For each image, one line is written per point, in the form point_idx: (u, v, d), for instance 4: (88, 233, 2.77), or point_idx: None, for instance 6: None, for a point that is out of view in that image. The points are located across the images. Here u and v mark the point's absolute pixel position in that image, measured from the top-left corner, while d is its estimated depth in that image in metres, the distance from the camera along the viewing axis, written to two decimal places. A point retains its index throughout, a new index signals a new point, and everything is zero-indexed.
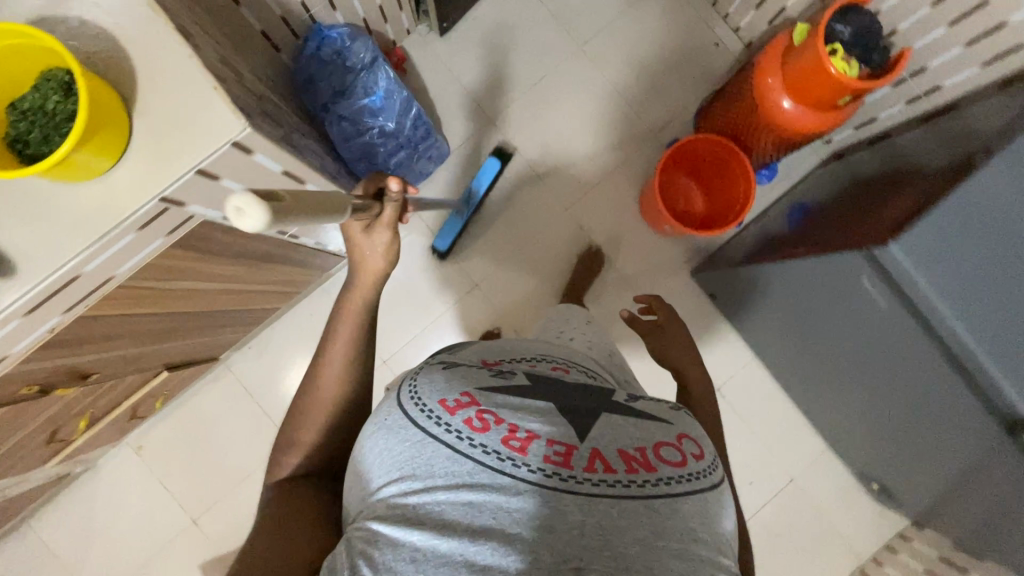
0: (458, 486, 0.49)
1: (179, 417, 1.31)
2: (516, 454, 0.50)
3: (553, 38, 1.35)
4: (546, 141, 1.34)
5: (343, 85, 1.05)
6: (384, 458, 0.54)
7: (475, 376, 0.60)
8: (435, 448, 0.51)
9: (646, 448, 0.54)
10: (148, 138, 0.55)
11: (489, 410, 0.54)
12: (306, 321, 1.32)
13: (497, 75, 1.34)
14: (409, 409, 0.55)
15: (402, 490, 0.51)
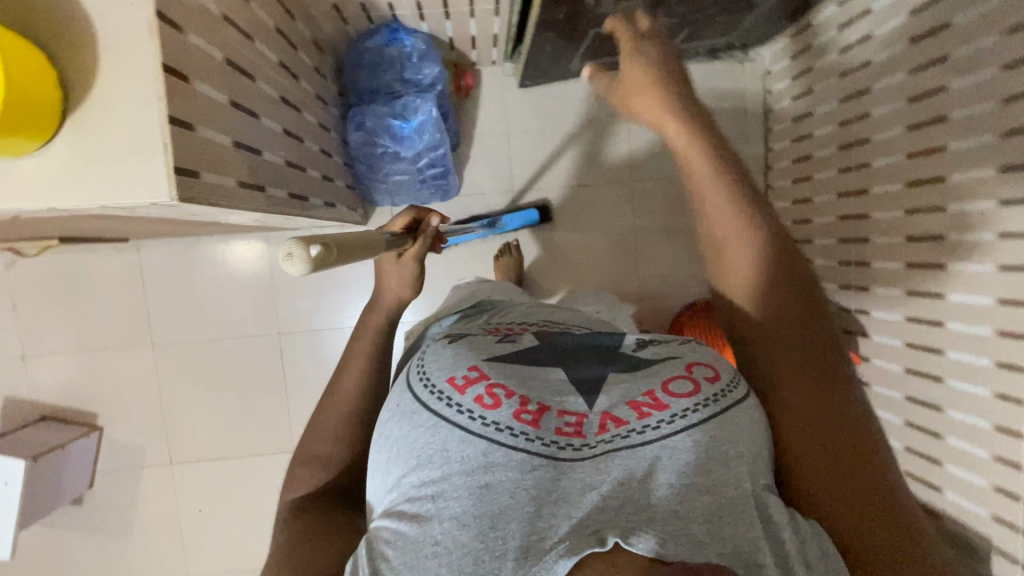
0: (475, 469, 0.45)
1: (66, 281, 1.25)
2: (530, 428, 0.46)
3: (616, 141, 1.32)
4: (554, 236, 1.33)
5: (389, 90, 1.05)
6: (396, 450, 0.49)
7: (483, 344, 0.56)
8: (448, 432, 0.47)
9: (655, 391, 0.48)
10: (70, 148, 0.49)
11: (499, 383, 0.49)
12: (251, 266, 1.29)
13: (544, 150, 1.31)
14: (417, 389, 0.51)
15: (419, 483, 0.47)
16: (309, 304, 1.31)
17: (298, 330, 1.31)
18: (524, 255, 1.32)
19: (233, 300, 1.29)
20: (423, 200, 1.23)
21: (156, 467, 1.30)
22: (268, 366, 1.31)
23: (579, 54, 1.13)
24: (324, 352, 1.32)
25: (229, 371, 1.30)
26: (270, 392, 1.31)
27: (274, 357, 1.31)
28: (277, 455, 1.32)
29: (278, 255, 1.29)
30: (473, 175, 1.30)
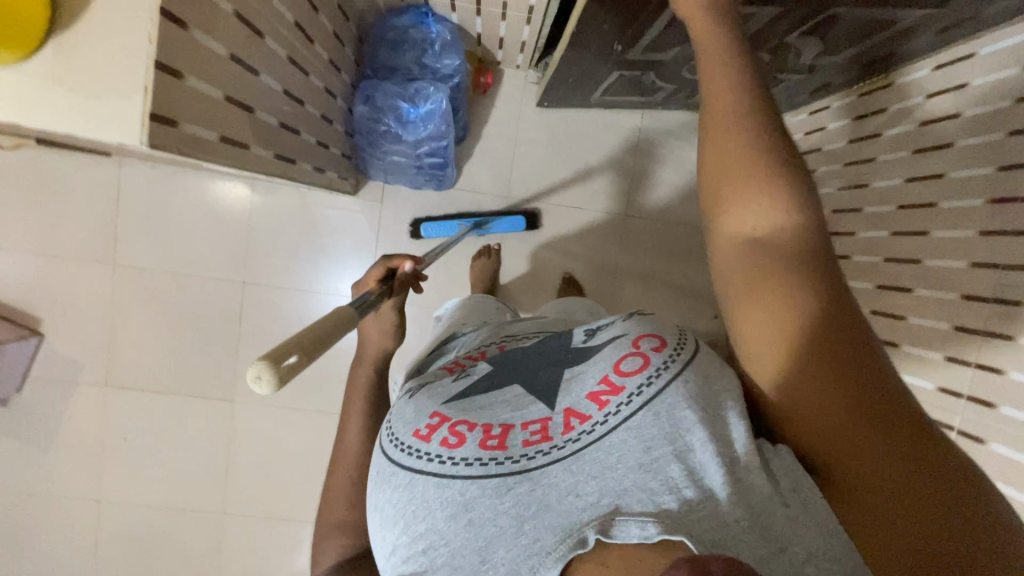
0: (455, 510, 0.42)
1: (40, 179, 1.22)
2: (495, 451, 0.44)
3: (619, 172, 1.32)
4: (539, 251, 1.33)
5: (405, 71, 1.04)
6: (383, 518, 0.47)
7: (437, 390, 0.53)
8: (425, 486, 0.45)
9: (608, 374, 0.45)
10: (45, 72, 0.47)
11: (461, 419, 0.47)
12: (231, 209, 1.27)
13: (547, 164, 1.31)
14: (384, 449, 0.50)
15: (409, 542, 0.44)
16: (279, 260, 1.29)
17: (263, 283, 1.29)
18: (505, 262, 1.33)
19: (204, 238, 1.27)
20: (417, 185, 1.23)
21: (91, 384, 1.28)
22: (224, 311, 1.29)
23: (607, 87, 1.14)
24: (284, 311, 1.31)
25: (184, 308, 1.28)
26: (220, 338, 1.30)
27: (233, 304, 1.29)
28: (213, 400, 1.31)
29: (263, 204, 1.28)
30: (473, 172, 1.29)
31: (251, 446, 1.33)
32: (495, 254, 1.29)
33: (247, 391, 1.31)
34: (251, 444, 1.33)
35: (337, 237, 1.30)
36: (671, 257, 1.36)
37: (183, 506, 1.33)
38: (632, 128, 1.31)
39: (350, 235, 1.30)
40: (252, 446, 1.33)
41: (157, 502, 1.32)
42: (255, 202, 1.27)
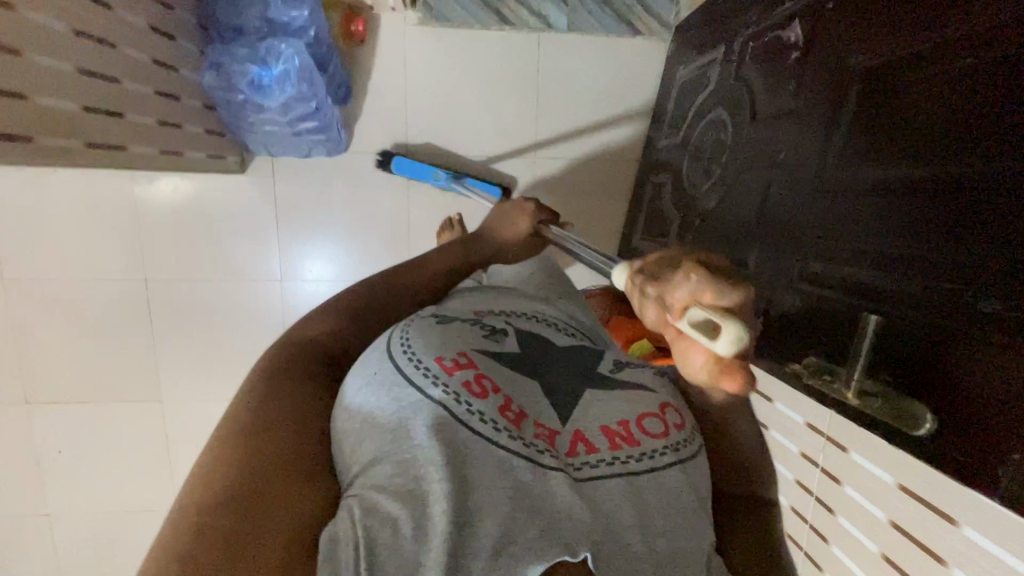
0: (457, 457, 0.42)
1: None
2: (514, 427, 0.45)
3: (524, 111, 1.24)
4: (455, 206, 1.27)
5: (253, 28, 0.96)
6: (370, 422, 0.45)
7: (467, 335, 0.52)
8: (433, 412, 0.44)
9: (631, 423, 0.48)
10: None
11: (488, 376, 0.48)
12: (115, 201, 1.20)
13: (449, 114, 1.23)
14: (401, 362, 0.47)
15: (396, 459, 0.42)
16: (181, 253, 1.23)
17: (168, 278, 1.24)
18: (419, 222, 1.27)
19: (94, 237, 1.20)
20: (305, 152, 1.15)
21: (9, 401, 1.25)
22: (133, 314, 1.25)
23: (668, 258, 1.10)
24: (198, 306, 1.26)
25: (92, 316, 1.24)
26: (138, 342, 1.26)
27: (140, 306, 1.24)
28: (143, 402, 1.28)
29: (147, 191, 1.20)
30: (366, 131, 1.21)
31: (191, 442, 1.32)
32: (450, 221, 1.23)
33: (174, 389, 1.29)
34: (188, 440, 1.32)
35: (238, 219, 1.23)
36: (595, 199, 1.30)
37: (132, 508, 1.33)
38: (532, 62, 1.22)
39: (254, 212, 1.23)
40: (190, 441, 1.32)
41: (106, 507, 1.33)
42: (138, 191, 1.20)
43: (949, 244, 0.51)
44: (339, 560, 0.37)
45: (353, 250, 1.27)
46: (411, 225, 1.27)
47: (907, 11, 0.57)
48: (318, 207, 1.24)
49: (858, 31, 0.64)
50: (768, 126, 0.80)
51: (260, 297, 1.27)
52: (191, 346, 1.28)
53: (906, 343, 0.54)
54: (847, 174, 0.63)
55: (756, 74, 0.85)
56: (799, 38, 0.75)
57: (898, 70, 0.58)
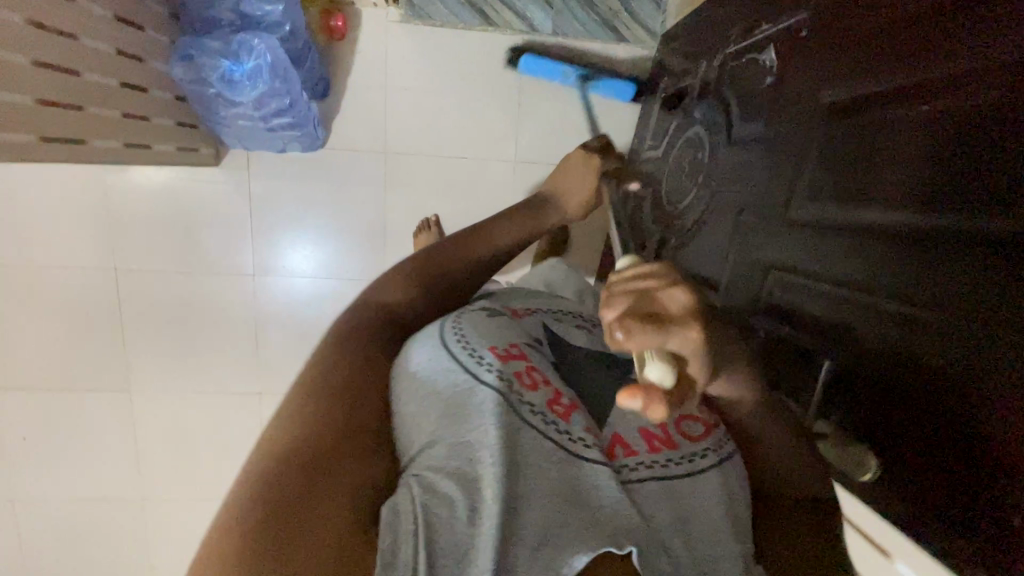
0: (512, 445, 0.42)
1: None
2: (560, 420, 0.45)
3: (506, 114, 1.23)
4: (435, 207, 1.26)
5: (226, 21, 0.94)
6: (424, 403, 0.45)
7: (517, 330, 0.54)
8: (489, 397, 0.44)
9: (667, 424, 0.48)
10: None
11: (538, 368, 0.49)
12: (86, 189, 1.18)
13: (431, 114, 1.22)
14: (454, 349, 0.48)
15: (451, 441, 0.42)
16: (152, 244, 1.22)
17: (137, 269, 1.22)
18: (397, 222, 1.26)
19: (62, 225, 1.19)
20: (280, 146, 1.13)
21: None
22: (101, 304, 1.23)
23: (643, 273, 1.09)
24: (167, 297, 1.25)
25: (58, 305, 1.22)
26: (105, 331, 1.24)
27: (109, 296, 1.23)
28: (110, 392, 1.27)
29: (118, 179, 1.18)
30: (343, 129, 1.20)
31: (158, 434, 1.31)
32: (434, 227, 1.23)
33: (142, 380, 1.28)
34: (156, 432, 1.31)
35: (211, 212, 1.22)
36: None
37: (98, 497, 1.33)
38: (515, 65, 1.20)
39: (228, 204, 1.22)
40: (158, 433, 1.31)
41: (71, 496, 1.32)
42: (110, 179, 1.18)
43: (943, 308, 0.42)
44: (400, 529, 0.37)
45: (328, 248, 1.26)
46: (387, 226, 1.26)
47: (887, 36, 0.50)
48: (293, 203, 1.23)
49: (812, 56, 0.62)
50: (739, 150, 0.80)
51: (233, 290, 1.26)
52: (160, 338, 1.26)
53: (886, 409, 0.47)
54: (825, 211, 0.54)
55: (732, 93, 0.85)
56: (773, 63, 0.75)
57: (889, 98, 0.49)
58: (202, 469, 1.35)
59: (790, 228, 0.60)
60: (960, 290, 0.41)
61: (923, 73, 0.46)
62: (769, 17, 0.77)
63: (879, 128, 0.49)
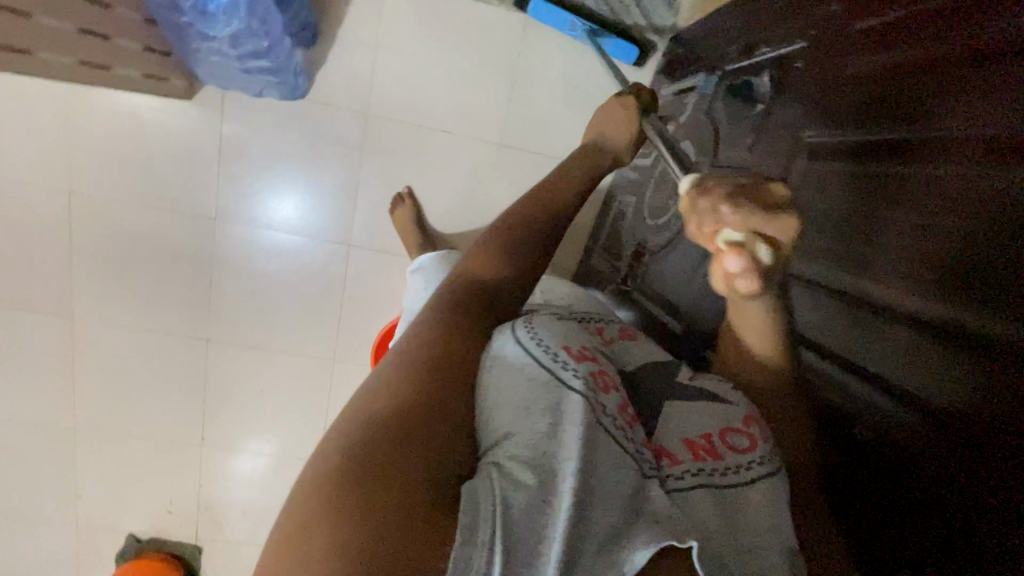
0: (589, 441, 0.43)
1: None
2: (629, 428, 0.47)
3: (499, 95, 1.19)
4: (414, 180, 1.22)
5: None
6: (501, 394, 0.46)
7: (580, 337, 0.55)
8: (565, 392, 0.46)
9: (711, 436, 0.51)
10: None
11: (604, 372, 0.50)
12: (46, 103, 1.12)
13: (422, 82, 1.17)
14: (532, 344, 0.50)
15: (530, 430, 0.43)
16: (113, 171, 1.17)
17: (94, 194, 1.17)
18: (373, 190, 1.22)
19: (16, 136, 1.13)
20: (257, 85, 1.08)
21: None
22: (51, 226, 1.18)
23: (618, 284, 1.09)
24: (122, 229, 1.20)
25: (6, 219, 1.17)
26: (51, 254, 1.20)
27: (62, 218, 1.18)
28: (52, 316, 1.23)
29: (82, 99, 1.12)
30: (329, 83, 1.15)
31: (97, 366, 1.28)
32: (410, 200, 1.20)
33: (88, 309, 1.24)
34: (95, 364, 1.28)
35: (178, 149, 1.17)
36: None
37: (27, 421, 1.30)
38: (515, 45, 1.16)
39: (195, 141, 1.17)
40: (97, 365, 1.28)
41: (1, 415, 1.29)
42: (73, 97, 1.12)
43: (960, 363, 0.43)
44: (480, 508, 0.37)
45: (294, 205, 1.22)
46: (358, 193, 1.23)
47: (918, 98, 0.50)
48: (264, 153, 1.19)
49: (826, 109, 0.61)
50: (722, 177, 0.78)
51: (192, 232, 1.22)
52: (111, 270, 1.22)
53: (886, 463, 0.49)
54: (833, 264, 0.56)
55: (723, 114, 0.82)
56: (767, 93, 0.72)
57: (915, 157, 0.49)
58: (140, 408, 1.32)
59: (800, 285, 0.61)
60: (969, 360, 0.42)
61: (952, 146, 0.46)
62: (772, 41, 0.74)
63: (902, 203, 0.50)
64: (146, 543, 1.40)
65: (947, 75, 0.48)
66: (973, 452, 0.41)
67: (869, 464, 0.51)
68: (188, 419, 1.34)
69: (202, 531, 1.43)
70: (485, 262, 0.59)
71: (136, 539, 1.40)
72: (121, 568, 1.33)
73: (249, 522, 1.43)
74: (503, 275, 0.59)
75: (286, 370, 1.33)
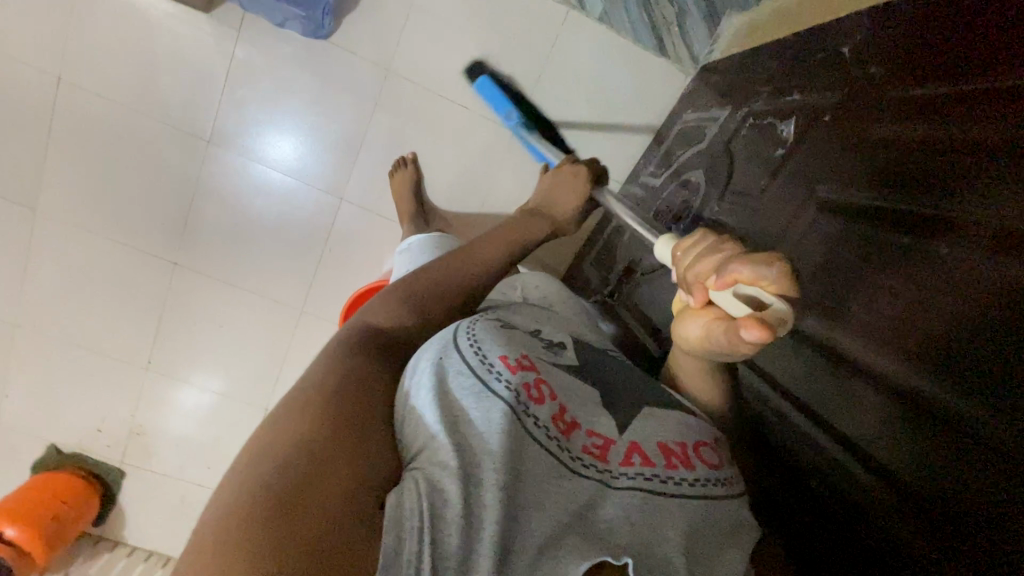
0: (513, 454, 0.45)
1: None
2: (564, 437, 0.49)
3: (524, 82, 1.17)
4: (421, 147, 1.20)
5: None
6: (437, 400, 0.49)
7: (528, 343, 0.57)
8: (492, 402, 0.48)
9: (687, 445, 0.53)
10: None
11: (546, 382, 0.52)
12: None
13: (449, 51, 1.14)
14: (463, 351, 0.52)
15: (458, 440, 0.45)
16: (110, 69, 1.11)
17: (85, 88, 1.11)
18: (376, 149, 1.19)
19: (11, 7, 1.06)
20: (281, 19, 1.07)
21: None
22: (32, 111, 1.11)
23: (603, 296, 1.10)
24: (108, 131, 1.14)
25: None
26: (26, 141, 1.13)
27: (44, 104, 1.11)
28: (12, 203, 1.16)
29: None
30: (354, 29, 1.12)
31: (52, 267, 1.22)
32: (413, 165, 1.17)
33: (53, 205, 1.17)
34: (51, 265, 1.21)
35: (184, 61, 1.12)
36: None
37: None
38: (550, 37, 1.15)
39: (202, 56, 1.11)
40: (53, 266, 1.22)
41: None
42: None
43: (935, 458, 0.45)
44: (405, 526, 0.40)
45: (291, 146, 1.18)
46: (360, 148, 1.19)
47: (937, 168, 0.51)
48: (271, 86, 1.14)
49: (846, 166, 0.62)
50: (727, 213, 0.80)
51: (180, 150, 1.17)
52: (87, 169, 1.16)
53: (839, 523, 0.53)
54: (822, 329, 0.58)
55: (743, 151, 0.83)
56: (790, 138, 0.73)
57: (922, 231, 0.51)
58: (89, 319, 1.26)
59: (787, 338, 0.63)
60: (941, 458, 0.45)
61: (958, 231, 0.47)
62: (805, 89, 0.75)
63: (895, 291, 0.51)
64: (67, 457, 1.35)
65: (978, 164, 0.47)
66: (939, 535, 0.44)
67: (826, 523, 0.55)
68: (138, 341, 1.29)
69: (129, 456, 1.39)
70: (386, 311, 0.62)
71: (57, 451, 1.35)
72: (35, 477, 1.29)
73: (181, 456, 1.40)
74: (407, 323, 0.62)
75: (251, 311, 1.29)
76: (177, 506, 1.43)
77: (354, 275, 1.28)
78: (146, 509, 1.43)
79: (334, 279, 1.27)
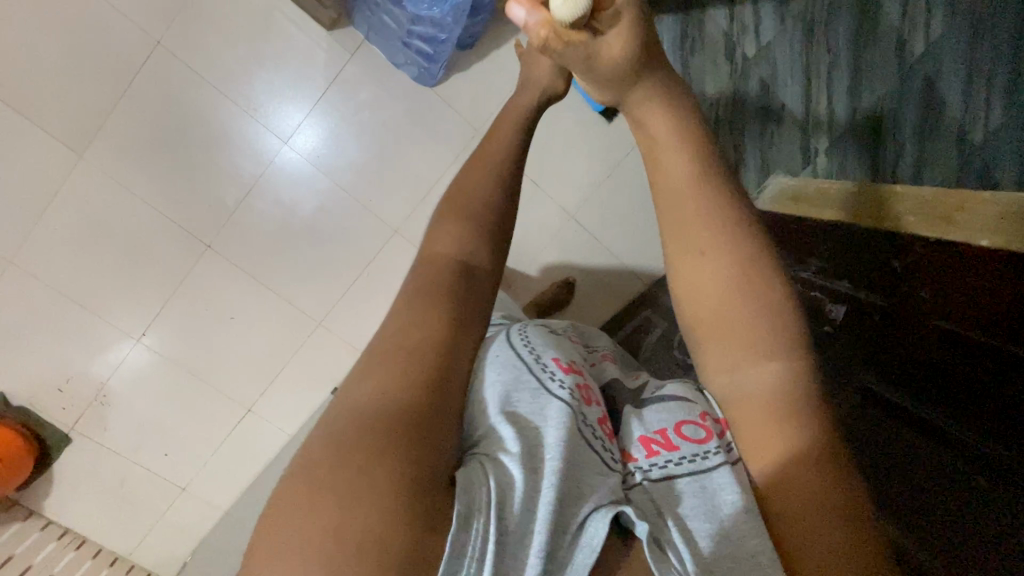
0: (570, 441, 0.47)
1: None
2: (607, 437, 0.52)
3: None
4: None
5: None
6: (500, 390, 0.51)
7: (574, 356, 0.63)
8: (548, 396, 0.50)
9: (667, 430, 0.52)
10: None
11: (590, 388, 0.56)
12: None
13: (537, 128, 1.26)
14: (524, 353, 0.56)
15: (517, 423, 0.47)
16: (215, 44, 1.11)
17: (185, 56, 1.10)
18: (444, 193, 1.26)
19: None
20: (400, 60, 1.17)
21: None
22: (119, 60, 1.09)
23: None
24: (189, 102, 1.13)
25: (70, 27, 1.05)
26: (101, 89, 1.09)
27: (133, 59, 1.09)
28: (55, 141, 1.10)
29: None
30: (458, 84, 1.21)
31: (75, 214, 1.14)
32: None
33: (103, 154, 1.12)
34: (75, 212, 1.14)
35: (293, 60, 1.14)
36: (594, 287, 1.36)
37: None
38: None
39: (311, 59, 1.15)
40: (75, 213, 1.14)
41: None
42: None
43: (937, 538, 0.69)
44: (476, 495, 0.39)
45: (360, 170, 1.22)
46: (428, 185, 1.25)
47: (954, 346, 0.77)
48: (363, 105, 1.19)
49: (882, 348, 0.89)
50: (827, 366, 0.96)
51: (253, 138, 1.17)
52: (153, 134, 1.13)
53: None
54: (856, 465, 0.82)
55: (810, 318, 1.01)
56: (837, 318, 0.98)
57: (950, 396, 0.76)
58: (94, 274, 1.19)
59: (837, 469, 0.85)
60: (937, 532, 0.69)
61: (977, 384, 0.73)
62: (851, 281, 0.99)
63: (858, 433, 0.85)
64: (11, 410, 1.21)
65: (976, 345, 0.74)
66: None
67: None
68: (138, 310, 1.23)
69: (82, 424, 1.26)
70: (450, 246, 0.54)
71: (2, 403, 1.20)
72: None
73: (142, 436, 1.30)
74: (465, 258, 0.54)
75: (269, 309, 1.27)
76: (115, 487, 1.31)
77: (385, 300, 1.31)
78: (80, 486, 1.29)
79: (366, 299, 1.30)
